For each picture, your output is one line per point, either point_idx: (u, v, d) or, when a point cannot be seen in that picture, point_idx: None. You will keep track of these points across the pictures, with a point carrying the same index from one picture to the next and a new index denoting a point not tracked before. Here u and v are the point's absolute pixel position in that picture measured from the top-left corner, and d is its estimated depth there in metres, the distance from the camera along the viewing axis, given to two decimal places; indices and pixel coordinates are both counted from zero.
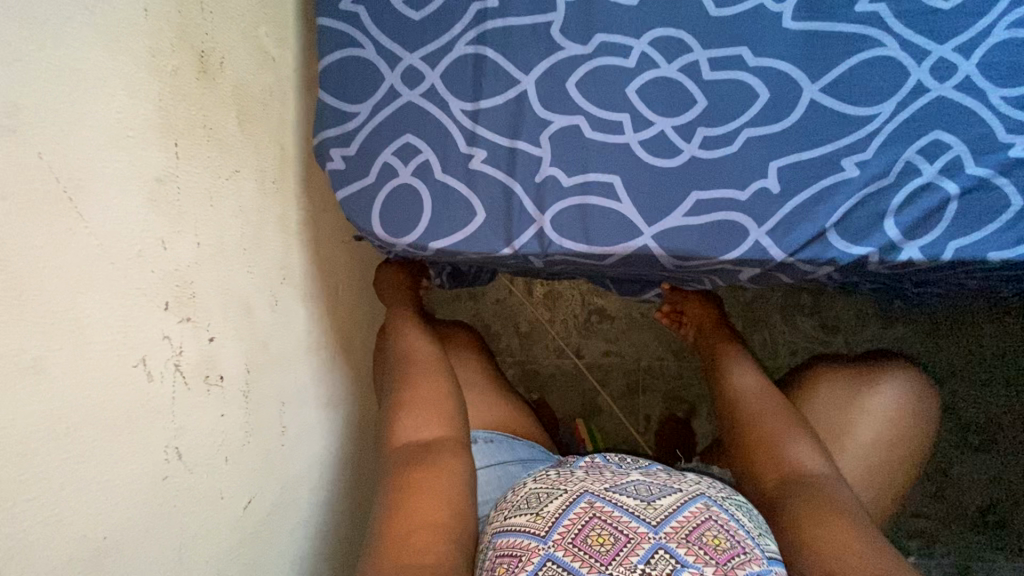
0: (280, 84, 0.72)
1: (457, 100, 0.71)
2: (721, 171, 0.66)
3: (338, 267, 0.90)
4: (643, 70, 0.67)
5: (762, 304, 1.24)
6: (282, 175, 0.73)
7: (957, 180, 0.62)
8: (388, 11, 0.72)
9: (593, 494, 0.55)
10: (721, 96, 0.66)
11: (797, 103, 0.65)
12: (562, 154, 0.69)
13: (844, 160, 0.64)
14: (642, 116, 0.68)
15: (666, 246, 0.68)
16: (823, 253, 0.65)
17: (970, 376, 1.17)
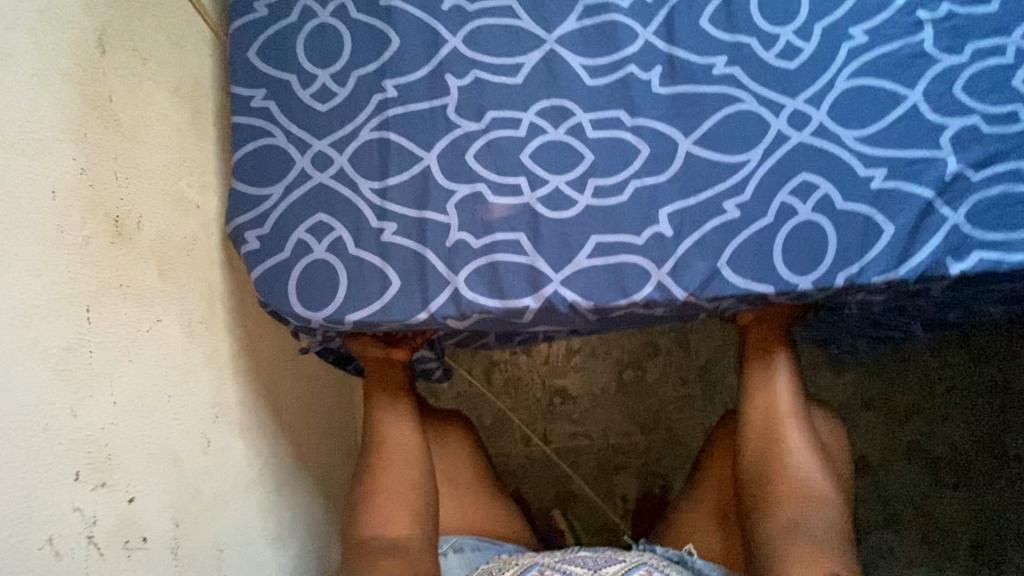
0: (205, 227, 0.75)
1: (366, 179, 0.76)
2: (616, 223, 0.70)
3: (281, 388, 0.89)
4: (534, 138, 0.74)
5: (716, 364, 1.26)
6: (211, 312, 0.74)
7: (830, 215, 0.66)
8: (294, 107, 0.78)
9: (542, 564, 0.67)
10: (607, 154, 0.72)
11: (674, 156, 0.71)
12: (469, 220, 0.73)
13: (725, 204, 0.68)
14: (538, 178, 0.73)
15: (577, 295, 0.70)
16: (724, 289, 0.67)
17: (926, 413, 1.20)
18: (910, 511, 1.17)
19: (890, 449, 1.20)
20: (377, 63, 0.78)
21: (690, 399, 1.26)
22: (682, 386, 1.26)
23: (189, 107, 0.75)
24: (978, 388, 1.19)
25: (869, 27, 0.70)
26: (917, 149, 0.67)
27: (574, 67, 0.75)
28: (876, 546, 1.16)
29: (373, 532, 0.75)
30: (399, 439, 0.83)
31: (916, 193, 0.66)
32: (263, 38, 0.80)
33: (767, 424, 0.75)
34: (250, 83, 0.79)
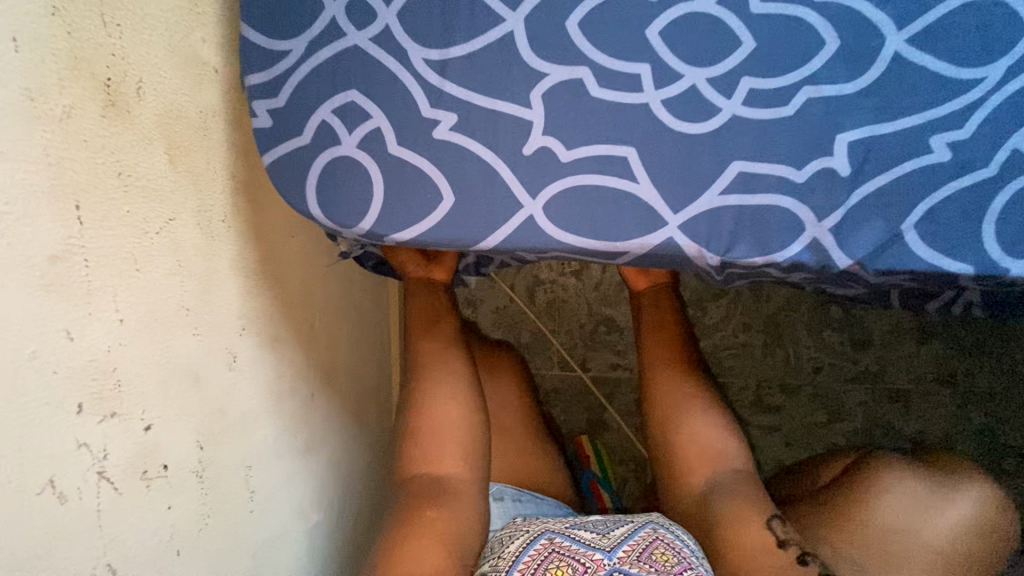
0: (223, 97, 0.59)
1: (419, 46, 0.58)
2: (769, 148, 0.58)
3: (312, 296, 0.80)
4: (671, 8, 0.57)
5: (787, 314, 1.13)
6: (235, 206, 0.62)
7: None
8: None
9: (552, 532, 0.59)
10: (777, 45, 0.57)
11: (879, 58, 0.56)
12: (560, 116, 0.59)
13: (931, 140, 0.56)
14: (668, 70, 0.58)
15: (695, 246, 0.60)
16: (904, 261, 0.57)
17: (1013, 398, 1.07)
18: None
19: (959, 429, 1.09)
20: None
21: (748, 348, 1.15)
22: (742, 334, 1.15)
23: None
24: None
25: None
26: None
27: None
28: None
29: (418, 470, 0.69)
30: (450, 374, 0.76)
31: None
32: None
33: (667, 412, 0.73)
34: None
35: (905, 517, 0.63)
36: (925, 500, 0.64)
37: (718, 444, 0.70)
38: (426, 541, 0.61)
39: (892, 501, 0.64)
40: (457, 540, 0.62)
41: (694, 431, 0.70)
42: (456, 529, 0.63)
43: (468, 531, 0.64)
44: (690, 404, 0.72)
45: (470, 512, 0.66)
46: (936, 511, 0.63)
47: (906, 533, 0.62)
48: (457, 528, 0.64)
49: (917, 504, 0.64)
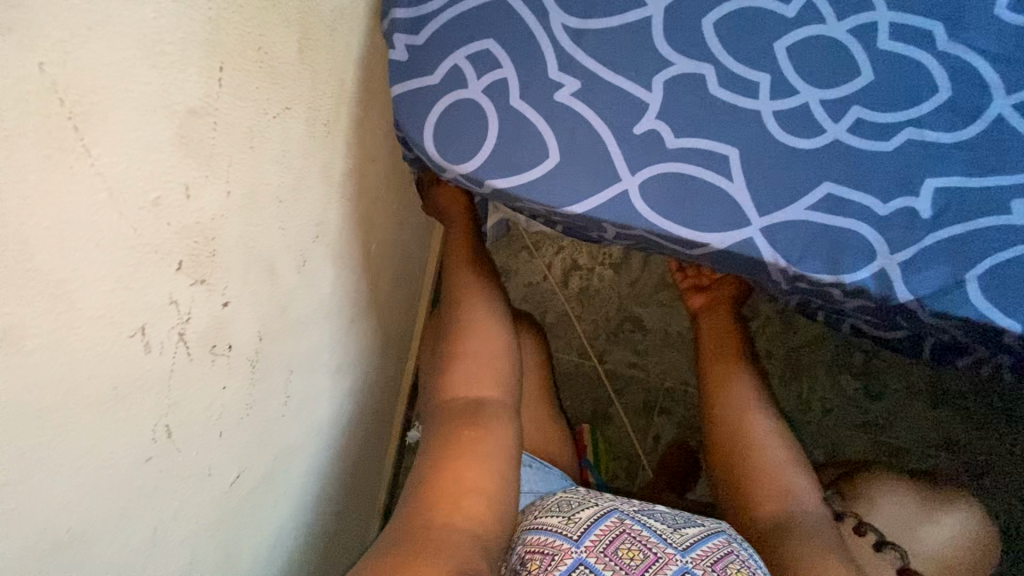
0: (353, 6, 0.59)
1: (561, 12, 0.58)
2: (863, 176, 0.56)
3: (375, 223, 0.79)
4: (801, 26, 0.56)
5: (810, 351, 1.15)
6: (337, 114, 0.62)
7: None
8: None
9: (623, 511, 0.61)
10: (894, 83, 0.55)
11: (982, 114, 0.54)
12: (676, 104, 0.57)
13: (1015, 203, 0.54)
14: (786, 83, 0.56)
15: (775, 253, 0.57)
16: (959, 308, 0.55)
17: (1013, 481, 1.07)
18: None
19: None
20: None
21: (765, 374, 1.16)
22: (763, 359, 1.17)
23: None
24: None
25: None
26: None
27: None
28: None
29: (453, 392, 0.69)
30: (488, 308, 0.76)
31: None
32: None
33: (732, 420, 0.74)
34: None
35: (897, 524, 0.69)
36: (913, 512, 0.70)
37: (781, 449, 0.70)
38: (470, 460, 0.61)
39: (886, 508, 0.70)
40: (502, 462, 0.63)
41: (762, 438, 0.71)
42: (496, 449, 0.63)
43: (502, 451, 0.64)
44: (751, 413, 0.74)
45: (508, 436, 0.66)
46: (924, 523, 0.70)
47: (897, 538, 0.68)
48: (492, 446, 0.63)
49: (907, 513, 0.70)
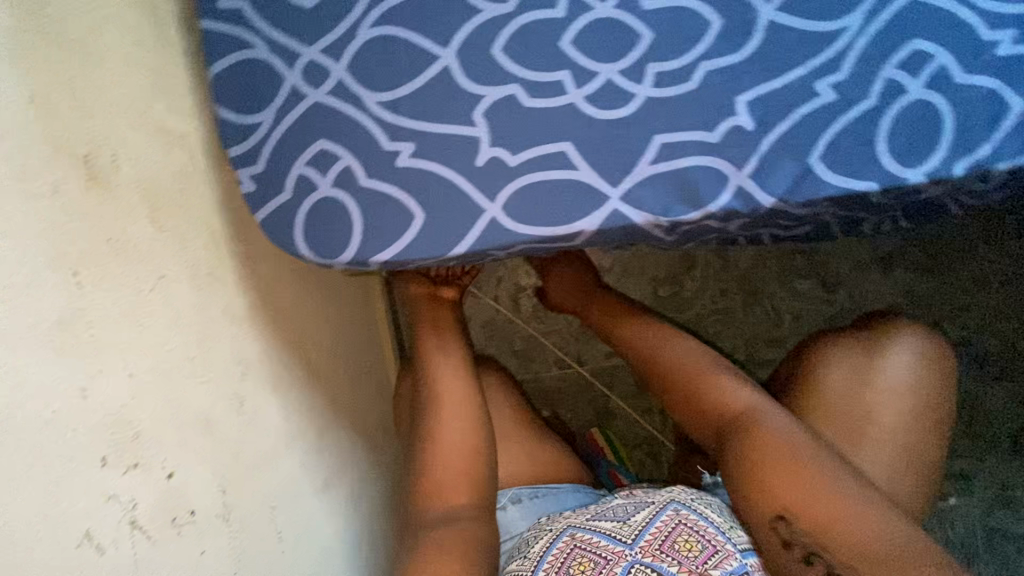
0: (194, 164, 0.64)
1: (371, 91, 0.62)
2: (684, 119, 0.60)
3: (306, 336, 0.82)
4: (576, 19, 0.61)
5: (758, 271, 1.19)
6: (217, 260, 0.65)
7: (945, 92, 0.59)
8: (271, 4, 0.63)
9: (573, 527, 0.68)
10: (671, 33, 0.61)
11: (755, 26, 0.60)
12: (503, 128, 0.62)
13: (817, 84, 0.59)
14: (584, 70, 0.61)
15: (642, 212, 0.61)
16: (818, 190, 0.60)
17: (980, 307, 1.17)
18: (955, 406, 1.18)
19: None
20: None
21: (730, 310, 1.20)
22: (720, 297, 1.20)
23: (149, 20, 0.61)
24: None
25: None
26: None
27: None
28: None
29: (430, 489, 0.74)
30: (456, 377, 0.82)
31: None
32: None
33: (665, 369, 0.82)
34: None
35: (847, 385, 0.75)
36: (864, 370, 0.75)
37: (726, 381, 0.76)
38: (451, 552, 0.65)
39: (835, 373, 0.77)
40: (477, 551, 0.67)
41: (724, 390, 0.75)
42: (471, 537, 0.68)
43: (481, 541, 0.68)
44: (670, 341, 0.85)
45: (484, 528, 0.70)
46: (875, 359, 0.75)
47: (854, 404, 0.74)
48: (470, 533, 0.68)
49: (857, 363, 0.76)
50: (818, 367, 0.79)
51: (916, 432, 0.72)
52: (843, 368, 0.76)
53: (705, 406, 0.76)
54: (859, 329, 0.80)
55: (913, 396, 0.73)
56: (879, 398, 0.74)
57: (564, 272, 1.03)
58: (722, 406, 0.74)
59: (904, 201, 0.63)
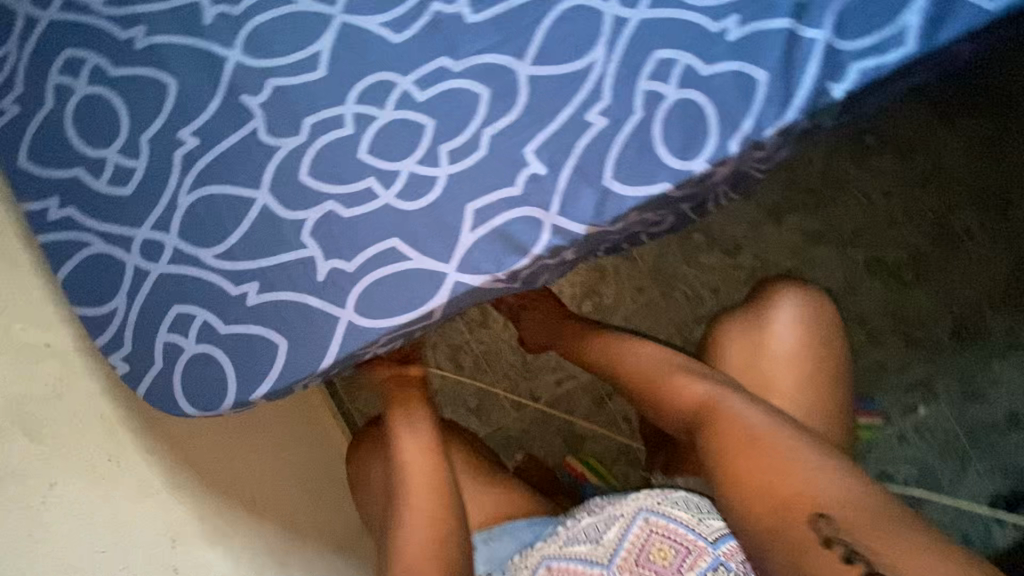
0: (68, 369, 0.71)
1: (205, 249, 0.67)
2: (485, 182, 0.66)
3: (243, 475, 0.83)
4: (364, 128, 0.67)
5: (665, 260, 1.24)
6: (119, 444, 0.72)
7: (699, 84, 0.64)
8: (98, 203, 0.69)
9: (552, 557, 0.74)
10: (449, 113, 0.67)
11: (517, 85, 0.66)
12: (330, 242, 0.67)
13: (587, 116, 0.65)
14: (384, 169, 0.67)
15: (480, 276, 0.65)
16: (621, 205, 0.64)
17: (876, 223, 1.23)
18: (890, 321, 1.23)
19: (855, 270, 1.23)
20: (162, 118, 0.68)
21: (653, 303, 1.24)
22: (640, 294, 1.24)
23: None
24: (914, 183, 1.22)
25: None
26: None
27: (369, 24, 0.68)
28: (869, 365, 1.23)
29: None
30: (427, 454, 0.79)
31: (774, 28, 0.64)
32: (31, 136, 0.70)
33: (637, 377, 0.82)
34: (38, 194, 0.70)
35: (745, 355, 0.79)
36: (755, 338, 0.79)
37: (687, 378, 0.76)
38: None
39: (732, 345, 0.81)
40: None
41: (680, 385, 0.76)
42: None
43: None
44: (628, 348, 0.86)
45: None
46: (764, 325, 0.79)
47: (753, 374, 0.78)
48: None
49: (750, 335, 0.80)
50: (714, 343, 0.83)
51: (821, 384, 0.75)
52: (738, 339, 0.80)
53: (676, 401, 0.76)
54: (748, 298, 0.83)
55: (802, 352, 0.76)
56: (775, 361, 0.77)
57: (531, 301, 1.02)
58: (684, 403, 0.75)
59: (708, 186, 0.68)
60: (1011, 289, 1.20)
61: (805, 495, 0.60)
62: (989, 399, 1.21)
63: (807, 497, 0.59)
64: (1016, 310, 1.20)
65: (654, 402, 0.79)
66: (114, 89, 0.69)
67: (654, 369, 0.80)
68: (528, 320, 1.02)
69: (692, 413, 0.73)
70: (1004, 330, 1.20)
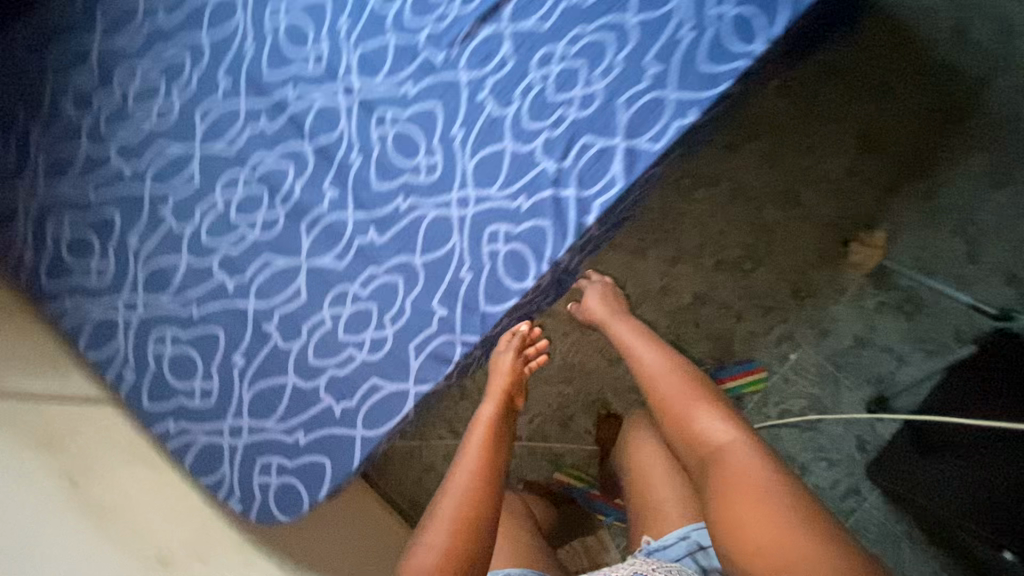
0: (206, 517, 1.13)
1: (267, 420, 1.12)
2: (414, 330, 1.10)
3: (328, 552, 1.21)
4: (337, 321, 1.12)
5: (575, 308, 1.69)
6: (247, 552, 1.12)
7: (515, 238, 1.10)
8: (198, 413, 1.14)
9: None
10: (382, 297, 1.12)
11: (415, 269, 1.11)
12: (337, 392, 1.11)
13: (460, 275, 1.10)
14: (355, 341, 1.11)
15: (428, 382, 1.08)
16: (494, 319, 1.09)
17: (711, 236, 1.68)
18: (748, 301, 1.66)
19: (709, 273, 1.67)
20: (221, 352, 1.14)
21: (577, 342, 1.68)
22: (566, 339, 1.68)
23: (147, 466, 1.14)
24: (727, 201, 1.68)
25: (462, 126, 1.13)
26: (527, 174, 1.10)
27: (320, 264, 1.13)
28: (744, 336, 1.66)
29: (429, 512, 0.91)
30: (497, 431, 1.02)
31: (545, 195, 1.10)
32: (145, 386, 1.16)
33: (664, 407, 1.03)
34: (161, 419, 1.15)
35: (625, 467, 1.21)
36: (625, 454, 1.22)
37: (709, 424, 0.96)
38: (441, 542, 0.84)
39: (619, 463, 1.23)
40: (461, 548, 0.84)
41: (707, 425, 0.96)
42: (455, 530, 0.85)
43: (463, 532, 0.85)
44: (667, 373, 1.06)
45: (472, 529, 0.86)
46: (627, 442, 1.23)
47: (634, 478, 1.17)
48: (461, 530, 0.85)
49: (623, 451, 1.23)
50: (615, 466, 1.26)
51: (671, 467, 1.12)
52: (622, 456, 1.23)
53: (701, 434, 0.96)
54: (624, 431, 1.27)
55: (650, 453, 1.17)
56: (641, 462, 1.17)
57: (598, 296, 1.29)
58: (704, 441, 0.94)
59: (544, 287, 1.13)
60: (818, 252, 1.65)
61: (784, 552, 0.73)
62: (834, 333, 1.64)
63: (778, 535, 0.74)
64: (827, 266, 1.65)
65: (680, 432, 0.99)
66: (187, 344, 1.15)
67: (682, 405, 1.00)
68: (604, 323, 1.24)
69: (711, 449, 0.93)
70: (825, 281, 1.65)
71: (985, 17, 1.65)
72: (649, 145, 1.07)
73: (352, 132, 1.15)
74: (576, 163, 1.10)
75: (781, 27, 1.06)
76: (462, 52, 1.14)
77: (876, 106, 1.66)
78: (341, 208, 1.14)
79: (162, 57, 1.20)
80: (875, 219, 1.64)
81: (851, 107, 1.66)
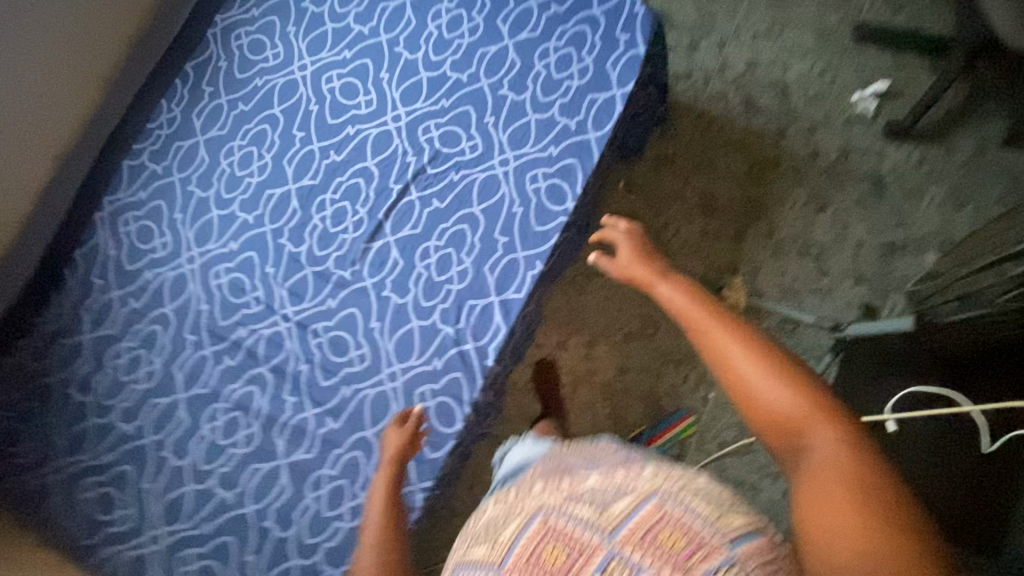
0: None
1: None
2: None
3: None
4: (319, 501, 1.38)
5: (525, 410, 1.97)
6: None
7: (438, 393, 1.40)
8: None
9: (548, 513, 0.80)
10: (350, 470, 1.39)
11: (369, 440, 1.40)
12: (333, 560, 1.34)
13: None
14: (337, 513, 1.37)
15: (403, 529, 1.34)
16: (439, 461, 1.36)
17: (615, 317, 2.01)
18: (661, 359, 1.96)
19: (623, 346, 1.99)
20: (234, 555, 1.38)
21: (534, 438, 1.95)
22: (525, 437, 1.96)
23: None
24: (616, 285, 2.03)
25: (375, 319, 1.46)
26: (432, 341, 1.42)
27: (296, 458, 1.41)
28: (668, 389, 1.94)
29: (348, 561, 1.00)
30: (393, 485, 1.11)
31: (450, 354, 1.41)
32: None
33: (711, 351, 0.78)
34: None
35: None
36: None
37: (769, 382, 0.72)
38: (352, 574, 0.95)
39: None
40: None
41: (768, 384, 0.72)
42: None
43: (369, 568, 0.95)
44: (716, 314, 0.82)
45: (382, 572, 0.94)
46: None
47: None
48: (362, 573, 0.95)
49: None
50: None
51: None
52: None
53: (757, 395, 0.72)
54: None
55: None
56: None
57: (620, 232, 1.17)
58: (769, 405, 0.71)
59: (472, 423, 1.40)
60: None
61: (841, 541, 0.59)
62: None
63: (852, 526, 0.59)
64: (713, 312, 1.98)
65: (727, 384, 0.76)
66: (206, 558, 1.39)
67: (733, 348, 0.76)
68: (644, 281, 1.02)
69: (782, 416, 0.70)
70: None
71: (763, 89, 2.09)
72: (517, 294, 1.43)
73: (295, 348, 1.47)
74: (468, 321, 1.42)
75: (581, 186, 1.47)
76: (363, 265, 1.50)
77: (710, 177, 2.05)
78: (301, 409, 1.44)
79: (140, 332, 1.53)
80: (741, 265, 1.99)
81: (690, 184, 2.06)
